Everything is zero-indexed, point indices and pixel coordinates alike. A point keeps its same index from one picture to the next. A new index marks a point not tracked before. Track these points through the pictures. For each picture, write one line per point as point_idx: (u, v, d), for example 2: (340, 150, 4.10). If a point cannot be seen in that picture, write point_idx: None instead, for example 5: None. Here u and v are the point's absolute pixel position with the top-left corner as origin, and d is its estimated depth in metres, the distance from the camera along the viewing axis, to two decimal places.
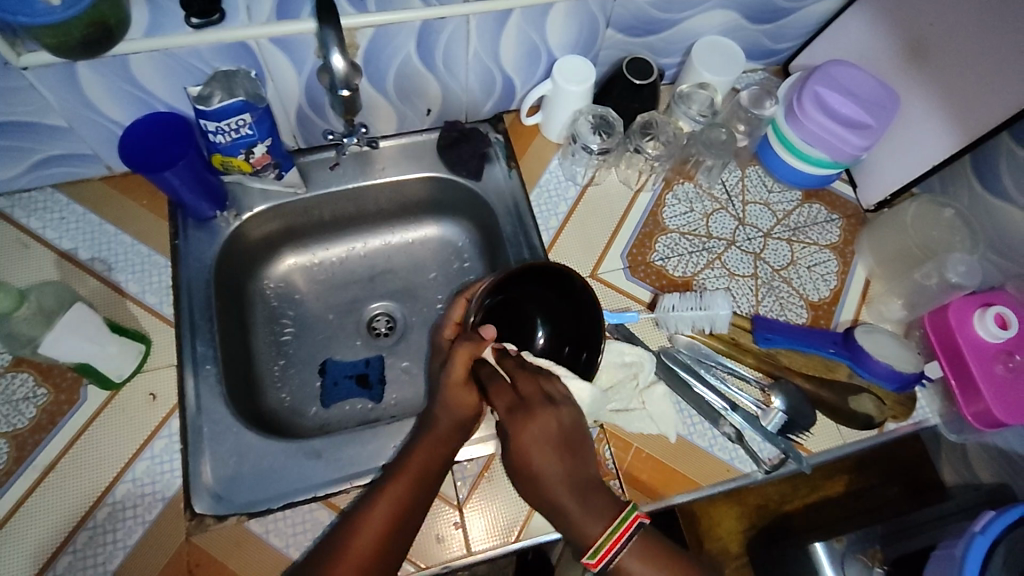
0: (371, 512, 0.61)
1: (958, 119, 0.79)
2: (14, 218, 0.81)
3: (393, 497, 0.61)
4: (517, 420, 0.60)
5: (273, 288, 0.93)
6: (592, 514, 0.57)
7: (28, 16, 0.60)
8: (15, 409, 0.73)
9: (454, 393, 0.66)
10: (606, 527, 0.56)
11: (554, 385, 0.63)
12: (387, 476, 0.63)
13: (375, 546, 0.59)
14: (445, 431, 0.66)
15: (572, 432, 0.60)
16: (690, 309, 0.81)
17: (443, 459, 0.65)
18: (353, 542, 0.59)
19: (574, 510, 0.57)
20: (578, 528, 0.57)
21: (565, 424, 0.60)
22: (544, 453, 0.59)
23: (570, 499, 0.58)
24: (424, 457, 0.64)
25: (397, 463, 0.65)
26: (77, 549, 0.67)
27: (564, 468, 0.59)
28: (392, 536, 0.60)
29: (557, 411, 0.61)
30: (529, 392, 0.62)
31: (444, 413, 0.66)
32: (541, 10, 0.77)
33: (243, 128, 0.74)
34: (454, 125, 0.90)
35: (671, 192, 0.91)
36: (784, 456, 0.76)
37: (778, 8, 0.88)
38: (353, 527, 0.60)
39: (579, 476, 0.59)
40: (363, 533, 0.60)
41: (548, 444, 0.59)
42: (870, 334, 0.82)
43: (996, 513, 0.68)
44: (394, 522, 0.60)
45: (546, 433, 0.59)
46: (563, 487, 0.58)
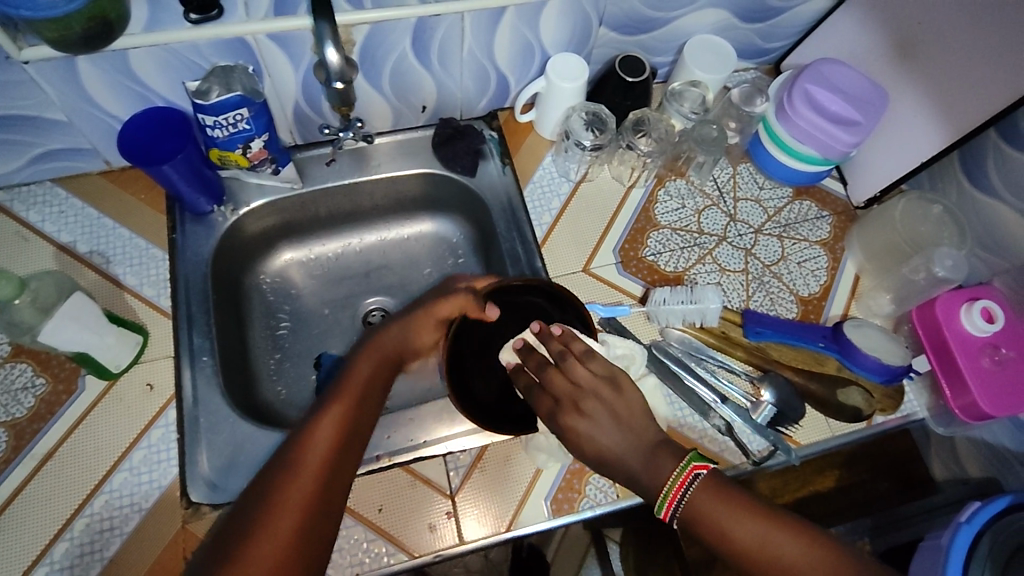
0: (318, 427, 0.58)
1: (946, 116, 0.80)
2: (14, 211, 0.82)
3: (341, 414, 0.60)
4: (563, 418, 0.62)
5: (269, 282, 0.94)
6: (657, 467, 0.58)
7: (31, 10, 0.61)
8: (14, 399, 0.74)
9: (422, 326, 0.71)
10: (672, 471, 0.57)
11: (581, 369, 0.63)
12: (330, 395, 0.62)
13: (326, 459, 0.56)
14: (381, 349, 0.67)
15: (615, 406, 0.61)
16: (680, 303, 0.82)
17: (375, 386, 0.65)
18: (307, 457, 0.56)
19: (640, 471, 0.58)
20: (646, 488, 0.58)
21: (605, 400, 0.61)
22: (600, 432, 0.60)
23: (633, 464, 0.59)
24: (360, 383, 0.63)
25: (337, 385, 0.63)
26: (74, 536, 0.68)
27: (620, 441, 0.60)
28: (343, 451, 0.58)
29: (594, 391, 0.62)
30: (560, 389, 0.63)
31: (396, 333, 0.69)
32: (535, 7, 0.78)
33: (240, 122, 0.76)
34: (448, 122, 0.91)
35: (663, 189, 0.92)
36: (773, 448, 0.77)
37: (769, 8, 0.89)
38: (298, 443, 0.57)
39: (639, 437, 0.60)
40: (315, 451, 0.56)
41: (600, 423, 0.60)
42: (859, 328, 0.83)
43: (982, 504, 0.69)
44: (344, 438, 0.58)
45: (595, 416, 0.60)
46: (628, 454, 0.59)
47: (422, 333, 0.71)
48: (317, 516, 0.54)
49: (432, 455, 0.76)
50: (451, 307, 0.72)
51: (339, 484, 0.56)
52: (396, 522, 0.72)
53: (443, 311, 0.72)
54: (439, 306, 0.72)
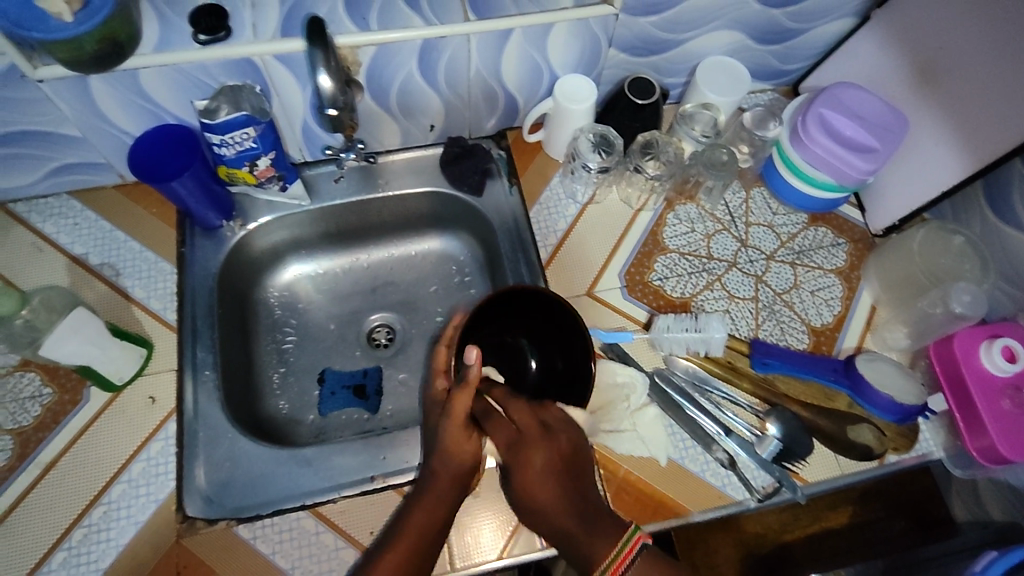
0: (412, 513, 0.62)
1: (967, 144, 0.77)
2: (31, 222, 0.85)
3: (432, 503, 0.62)
4: (521, 449, 0.57)
5: (277, 296, 0.94)
6: (599, 535, 0.55)
7: (42, 32, 0.63)
8: (22, 407, 0.75)
9: (454, 443, 0.62)
10: (611, 549, 0.54)
11: (548, 409, 0.60)
12: (400, 527, 0.62)
13: (410, 551, 0.61)
14: (444, 488, 0.62)
15: (572, 450, 0.58)
16: (685, 331, 0.80)
17: (445, 517, 0.62)
18: (398, 544, 0.61)
19: (580, 533, 0.55)
20: (585, 558, 0.55)
21: (564, 446, 0.58)
22: (541, 481, 0.57)
23: (572, 523, 0.56)
24: (426, 510, 0.62)
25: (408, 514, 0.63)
26: (72, 546, 0.69)
27: (564, 498, 0.56)
28: (428, 538, 0.61)
29: (562, 432, 0.58)
30: (524, 421, 0.59)
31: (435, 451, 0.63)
32: (542, 29, 0.78)
33: (246, 141, 0.76)
34: (458, 141, 0.91)
35: (672, 212, 0.90)
36: (778, 485, 0.75)
37: (785, 30, 0.87)
38: (396, 531, 0.62)
39: (581, 497, 0.57)
40: (402, 541, 0.61)
41: (548, 471, 0.57)
42: (872, 363, 0.80)
43: (998, 554, 0.66)
44: (431, 528, 0.61)
45: (547, 462, 0.57)
46: (566, 513, 0.56)
47: (460, 447, 0.62)
48: None
49: None
50: (444, 357, 0.72)
51: None
52: None
53: (457, 413, 0.61)
54: (456, 406, 0.61)
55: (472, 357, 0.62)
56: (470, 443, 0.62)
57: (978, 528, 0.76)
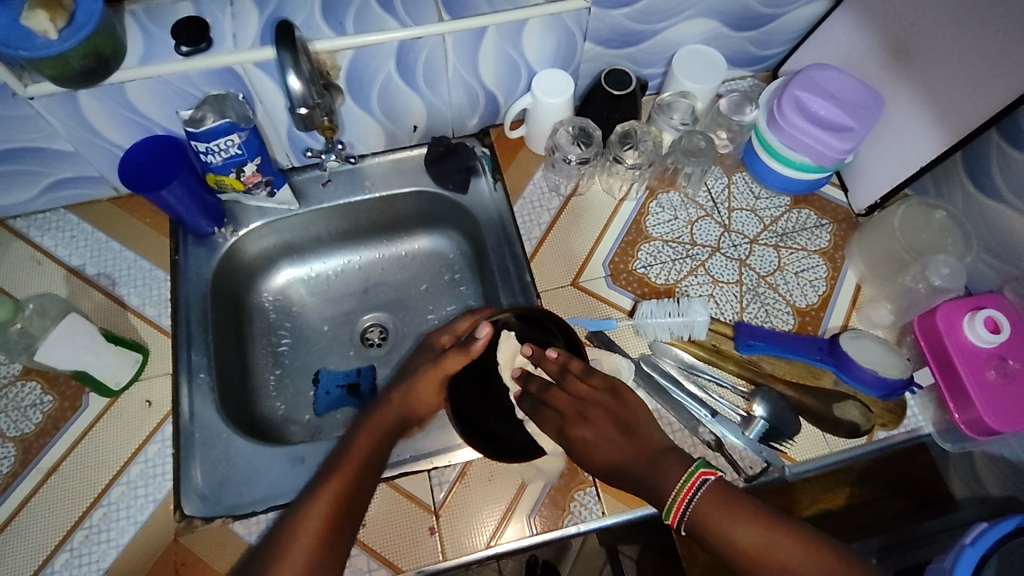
0: (356, 439, 0.65)
1: (943, 119, 0.77)
2: (30, 237, 0.88)
3: (371, 435, 0.65)
4: (569, 432, 0.62)
5: (271, 300, 0.96)
6: (664, 474, 0.57)
7: (28, 50, 0.65)
8: (23, 414, 0.77)
9: (425, 388, 0.68)
10: (677, 481, 0.57)
11: (581, 385, 0.64)
12: (336, 455, 0.63)
13: (356, 469, 0.62)
14: (384, 419, 0.67)
15: (620, 414, 0.62)
16: (667, 315, 0.81)
17: (384, 445, 0.65)
18: (345, 462, 0.62)
19: (647, 476, 0.58)
20: (656, 494, 0.57)
21: (609, 411, 0.62)
22: (599, 446, 0.60)
23: (642, 470, 0.58)
24: (366, 443, 0.64)
25: (340, 449, 0.64)
26: (74, 547, 0.71)
27: (625, 449, 0.60)
28: (367, 472, 0.62)
29: (599, 403, 0.63)
30: (562, 403, 0.64)
31: (398, 397, 0.68)
32: (515, 26, 0.79)
33: (232, 147, 0.78)
34: (441, 140, 0.93)
35: (655, 201, 0.91)
36: (767, 464, 0.75)
37: (758, 16, 0.88)
38: (343, 449, 0.64)
39: (643, 445, 0.60)
40: (345, 470, 0.61)
41: (603, 435, 0.61)
42: (856, 340, 0.80)
43: (989, 525, 0.66)
44: (374, 452, 0.64)
45: (598, 428, 0.61)
46: (630, 459, 0.59)
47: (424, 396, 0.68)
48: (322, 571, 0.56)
49: (418, 470, 0.76)
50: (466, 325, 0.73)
51: (339, 545, 0.58)
52: (381, 536, 0.72)
53: (450, 369, 0.68)
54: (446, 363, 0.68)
55: (483, 331, 0.68)
56: (436, 394, 0.69)
57: (974, 503, 0.75)
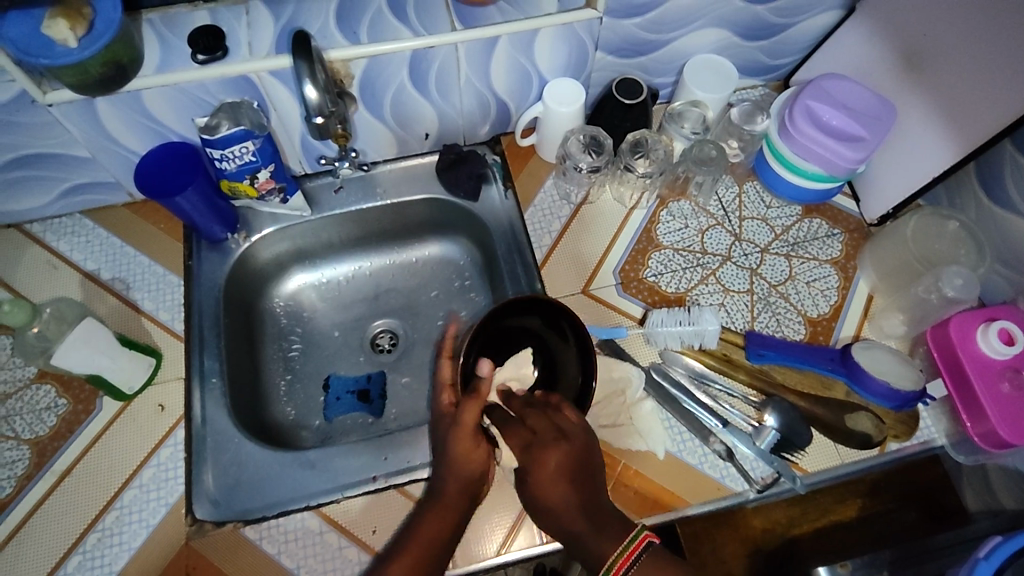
0: (421, 527, 0.65)
1: (957, 129, 0.77)
2: (46, 241, 0.89)
3: (440, 518, 0.64)
4: (538, 453, 0.59)
5: (283, 305, 0.97)
6: (606, 535, 0.58)
7: (49, 58, 0.67)
8: (38, 417, 0.78)
9: (462, 450, 0.65)
10: (621, 544, 0.57)
11: (565, 417, 0.62)
12: (402, 546, 0.65)
13: (417, 563, 0.62)
14: (452, 501, 0.65)
15: (587, 456, 0.60)
16: (678, 324, 0.81)
17: (453, 527, 0.64)
18: (409, 552, 0.64)
19: (588, 535, 0.58)
20: (591, 553, 0.58)
21: (580, 448, 0.60)
22: (554, 482, 0.59)
23: (583, 525, 0.58)
24: (429, 531, 0.64)
25: (407, 538, 0.65)
26: (87, 549, 0.72)
27: (575, 498, 0.59)
28: (434, 554, 0.63)
29: (575, 439, 0.61)
30: (540, 427, 0.61)
31: (454, 476, 0.65)
32: (528, 35, 0.79)
33: (246, 155, 0.79)
34: (452, 148, 0.92)
35: (665, 209, 0.91)
36: (777, 475, 0.75)
37: (770, 26, 0.88)
38: (406, 540, 0.65)
39: (591, 498, 0.60)
40: (410, 556, 0.63)
41: (560, 474, 0.59)
42: (868, 351, 0.80)
43: (1003, 538, 0.65)
44: (441, 539, 0.64)
45: (562, 464, 0.59)
46: (575, 513, 0.59)
47: (469, 455, 0.65)
48: None
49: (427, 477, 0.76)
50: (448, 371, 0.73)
51: None
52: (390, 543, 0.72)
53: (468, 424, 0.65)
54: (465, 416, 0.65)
55: (486, 368, 0.68)
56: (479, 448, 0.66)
57: (988, 516, 0.75)
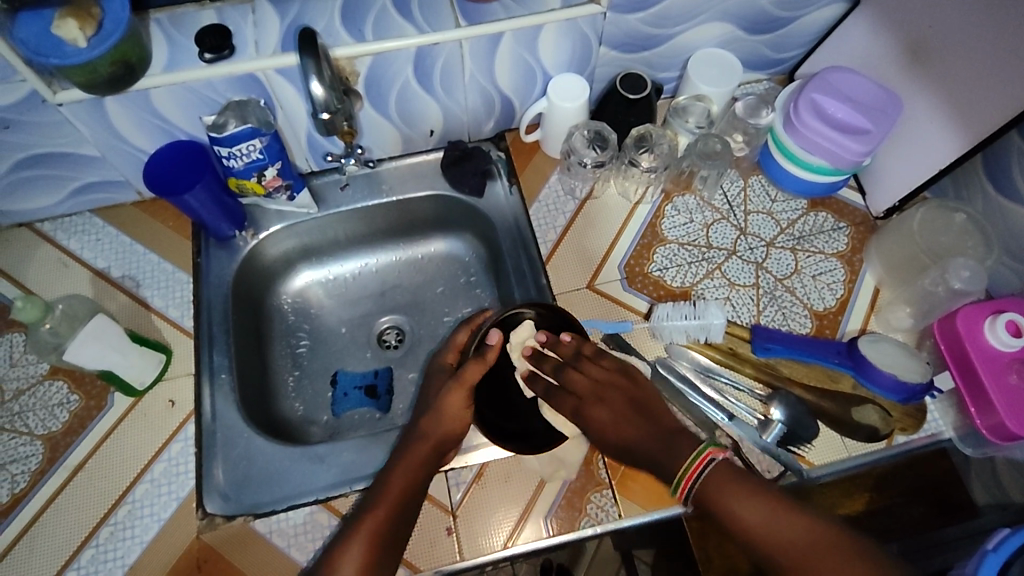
0: (393, 474, 0.65)
1: (963, 120, 0.77)
2: (56, 240, 0.90)
3: (411, 467, 0.66)
4: (585, 409, 0.67)
5: (291, 302, 0.97)
6: (675, 453, 0.60)
7: (60, 58, 0.67)
8: (50, 413, 0.79)
9: (452, 409, 0.69)
10: (685, 459, 0.59)
11: (597, 365, 0.68)
12: (375, 494, 0.64)
13: (391, 511, 0.63)
14: (422, 453, 0.67)
15: (633, 397, 0.66)
16: (684, 318, 0.81)
17: (421, 481, 0.66)
18: (381, 500, 0.63)
19: (660, 455, 0.61)
20: (666, 472, 0.60)
21: (624, 391, 0.66)
22: (619, 424, 0.65)
23: (654, 448, 0.62)
24: (402, 480, 0.65)
25: (377, 487, 0.65)
26: (100, 543, 0.73)
27: (640, 428, 0.64)
28: (404, 504, 0.63)
29: (616, 385, 0.67)
30: (580, 385, 0.68)
31: (434, 425, 0.68)
32: (532, 31, 0.80)
33: (253, 152, 0.80)
34: (458, 144, 0.93)
35: (670, 204, 0.92)
36: (784, 468, 0.75)
37: (774, 19, 0.88)
38: (379, 488, 0.65)
39: (656, 428, 0.63)
40: (387, 499, 0.63)
41: (617, 414, 0.65)
42: (875, 344, 0.80)
43: (1011, 531, 0.65)
44: (411, 490, 0.64)
45: (612, 408, 0.65)
46: (648, 441, 0.62)
47: (454, 414, 0.69)
48: None
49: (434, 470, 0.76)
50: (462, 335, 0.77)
51: None
52: None
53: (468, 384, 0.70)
54: (468, 373, 0.70)
55: (492, 338, 0.72)
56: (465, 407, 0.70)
57: (997, 510, 0.75)
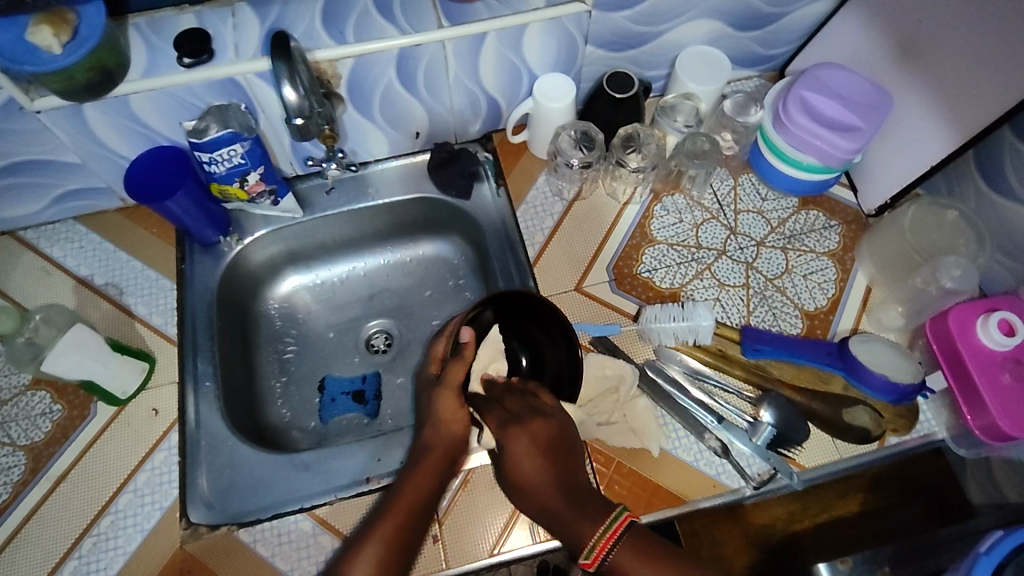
0: (407, 483, 0.65)
1: (954, 117, 0.76)
2: (40, 248, 0.89)
3: (421, 478, 0.65)
4: (507, 437, 0.62)
5: (277, 307, 0.97)
6: (583, 517, 0.59)
7: (34, 64, 0.66)
8: (33, 423, 0.78)
9: (447, 409, 0.67)
10: (598, 528, 0.58)
11: (539, 398, 0.65)
12: (387, 503, 0.64)
13: (402, 521, 0.62)
14: (433, 463, 0.66)
15: (561, 436, 0.62)
16: (671, 320, 0.79)
17: (431, 491, 0.65)
18: (395, 508, 0.63)
19: (565, 513, 0.59)
20: (570, 534, 0.59)
21: (548, 427, 0.62)
22: (529, 463, 0.61)
23: (560, 504, 0.60)
24: (412, 492, 0.64)
25: (389, 497, 0.65)
26: (82, 555, 0.72)
27: (551, 476, 0.61)
28: (415, 516, 0.63)
29: (544, 419, 0.63)
30: (516, 409, 0.64)
31: (435, 432, 0.67)
32: (516, 31, 0.79)
33: (235, 157, 0.79)
34: (443, 146, 0.92)
35: (659, 204, 0.90)
36: (774, 471, 0.74)
37: (763, 16, 0.87)
38: (391, 497, 0.64)
39: (568, 477, 0.61)
40: (398, 507, 0.63)
41: (534, 453, 0.61)
42: (866, 344, 0.78)
43: (1004, 533, 0.64)
44: (424, 498, 0.64)
45: (530, 444, 0.61)
46: (556, 495, 0.60)
47: (452, 416, 0.67)
48: None
49: None
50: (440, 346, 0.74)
51: None
52: None
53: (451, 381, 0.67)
54: (452, 375, 0.67)
55: (466, 335, 0.69)
56: (460, 408, 0.67)
57: (992, 509, 0.73)
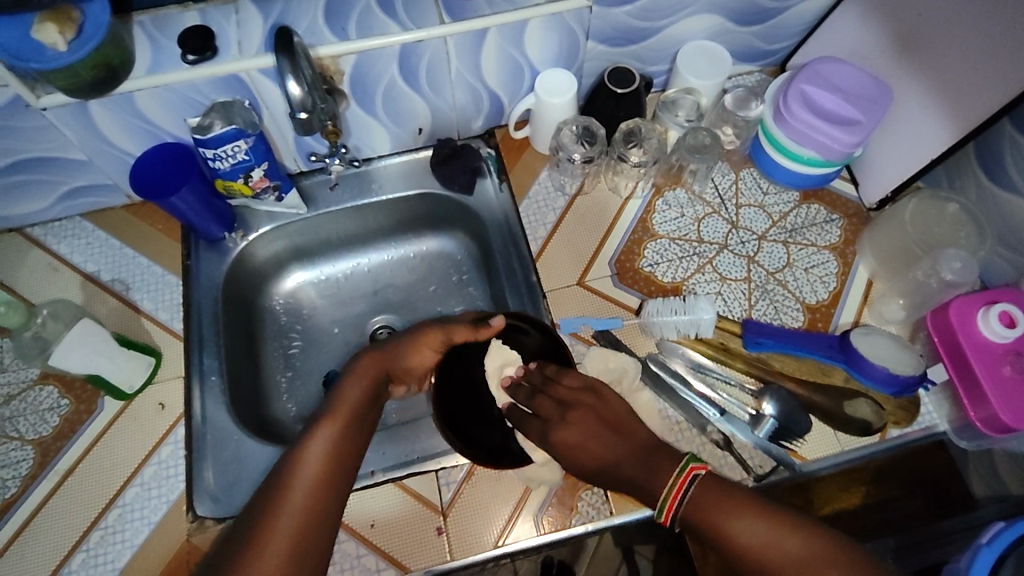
0: (344, 390, 0.63)
1: (954, 110, 0.76)
2: (47, 244, 0.90)
3: (359, 383, 0.64)
4: (555, 434, 0.62)
5: (282, 303, 0.97)
6: (655, 471, 0.56)
7: (40, 62, 0.67)
8: (41, 418, 0.79)
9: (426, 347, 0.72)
10: (671, 473, 0.55)
11: (563, 387, 0.65)
12: (324, 410, 0.61)
13: (347, 421, 0.60)
14: (371, 369, 0.66)
15: (602, 413, 0.62)
16: (672, 314, 0.80)
17: (372, 401, 0.64)
18: (337, 411, 0.60)
19: (638, 476, 0.57)
20: (645, 494, 0.56)
21: (594, 409, 0.62)
22: (592, 445, 0.60)
23: (630, 469, 0.57)
24: (354, 398, 0.62)
25: (328, 403, 0.62)
26: (90, 547, 0.73)
27: (614, 445, 0.59)
28: (359, 421, 0.61)
29: (583, 402, 0.63)
30: (547, 410, 0.65)
31: (394, 352, 0.69)
32: (517, 26, 0.79)
33: (239, 153, 0.79)
34: (447, 142, 0.93)
35: (661, 199, 0.91)
36: (776, 463, 0.74)
37: (763, 10, 0.87)
38: (330, 404, 0.62)
39: (631, 442, 0.59)
40: (341, 410, 0.60)
41: (586, 437, 0.60)
42: (867, 336, 0.79)
43: (1006, 524, 0.64)
44: (364, 405, 0.62)
45: (583, 430, 0.61)
46: (622, 460, 0.58)
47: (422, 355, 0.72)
48: (316, 525, 0.52)
49: (425, 471, 0.76)
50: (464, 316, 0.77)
51: (337, 498, 0.55)
52: (391, 535, 0.73)
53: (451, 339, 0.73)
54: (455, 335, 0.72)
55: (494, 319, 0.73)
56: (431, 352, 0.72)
57: (995, 502, 0.74)
